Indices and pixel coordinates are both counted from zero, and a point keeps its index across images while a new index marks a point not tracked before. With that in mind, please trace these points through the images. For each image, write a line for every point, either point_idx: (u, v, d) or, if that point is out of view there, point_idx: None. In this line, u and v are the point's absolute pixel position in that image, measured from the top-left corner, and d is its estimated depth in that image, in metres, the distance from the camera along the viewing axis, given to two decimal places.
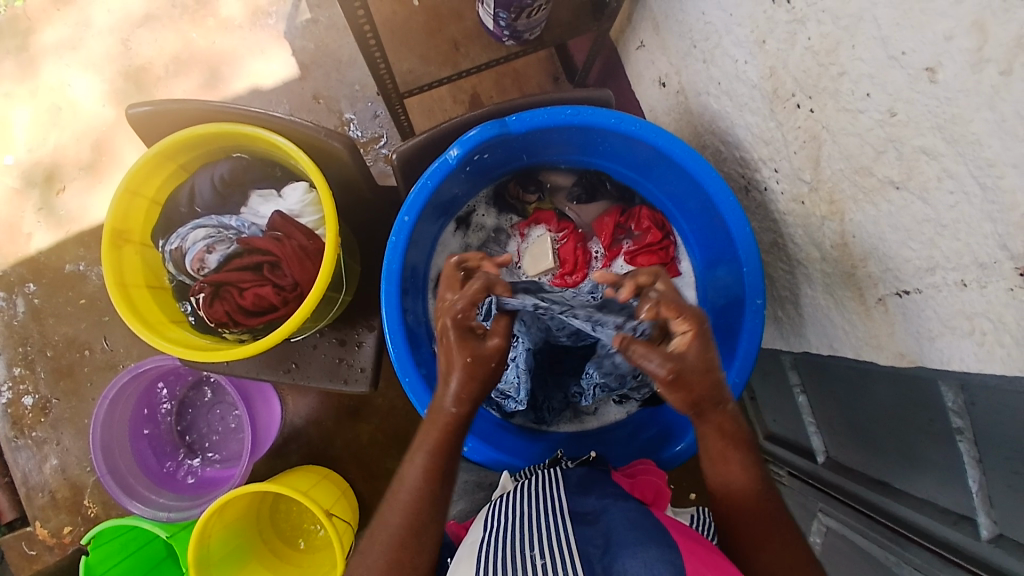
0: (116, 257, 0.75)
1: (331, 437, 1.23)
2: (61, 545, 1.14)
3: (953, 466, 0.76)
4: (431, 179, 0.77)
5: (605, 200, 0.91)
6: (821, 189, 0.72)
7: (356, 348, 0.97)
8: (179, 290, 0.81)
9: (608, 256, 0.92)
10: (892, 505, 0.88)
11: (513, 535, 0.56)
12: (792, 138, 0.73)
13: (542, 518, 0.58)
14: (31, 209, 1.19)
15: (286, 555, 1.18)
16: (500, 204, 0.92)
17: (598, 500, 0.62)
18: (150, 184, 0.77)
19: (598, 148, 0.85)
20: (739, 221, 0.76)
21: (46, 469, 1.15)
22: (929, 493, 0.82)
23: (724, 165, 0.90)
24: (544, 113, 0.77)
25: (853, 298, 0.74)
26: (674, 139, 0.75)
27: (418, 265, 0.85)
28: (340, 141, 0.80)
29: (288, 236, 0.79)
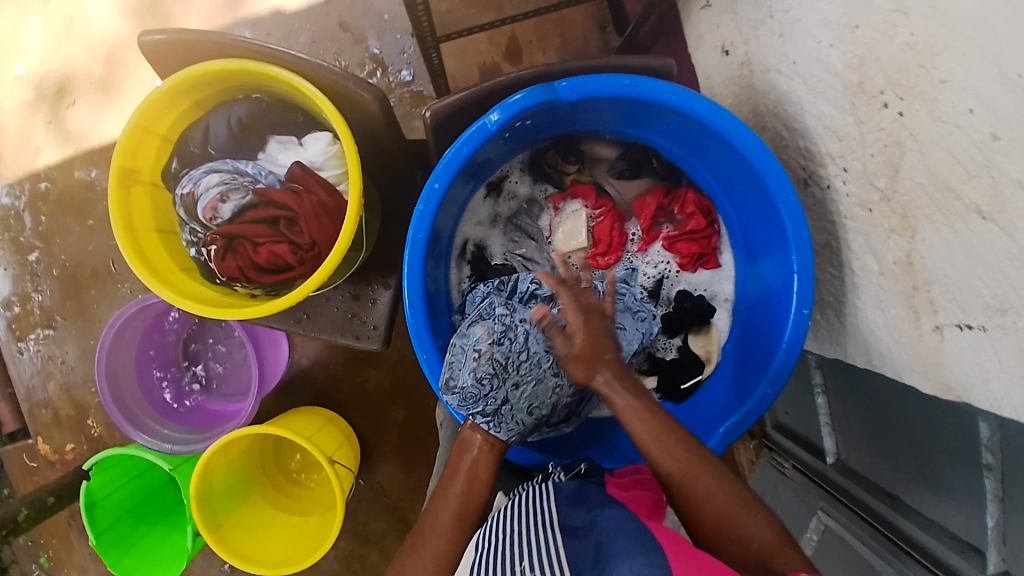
0: (124, 198, 0.70)
1: (337, 380, 1.22)
2: (62, 462, 1.16)
3: (974, 497, 0.74)
4: (467, 145, 0.71)
5: (649, 177, 0.85)
6: (894, 202, 0.65)
7: (370, 304, 0.93)
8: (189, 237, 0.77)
9: (645, 240, 0.86)
10: (898, 519, 0.86)
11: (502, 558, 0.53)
12: (872, 139, 0.65)
13: (538, 531, 0.56)
14: (40, 123, 1.15)
15: (287, 490, 1.19)
16: (536, 172, 0.85)
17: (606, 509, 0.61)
18: (162, 120, 0.72)
19: (648, 123, 0.78)
20: (797, 224, 0.70)
21: (50, 386, 1.16)
22: (940, 516, 0.80)
23: (784, 153, 0.82)
24: (596, 82, 0.71)
25: (906, 320, 0.69)
26: (739, 125, 0.68)
27: (444, 230, 0.79)
28: (369, 91, 0.73)
29: (308, 191, 0.73)
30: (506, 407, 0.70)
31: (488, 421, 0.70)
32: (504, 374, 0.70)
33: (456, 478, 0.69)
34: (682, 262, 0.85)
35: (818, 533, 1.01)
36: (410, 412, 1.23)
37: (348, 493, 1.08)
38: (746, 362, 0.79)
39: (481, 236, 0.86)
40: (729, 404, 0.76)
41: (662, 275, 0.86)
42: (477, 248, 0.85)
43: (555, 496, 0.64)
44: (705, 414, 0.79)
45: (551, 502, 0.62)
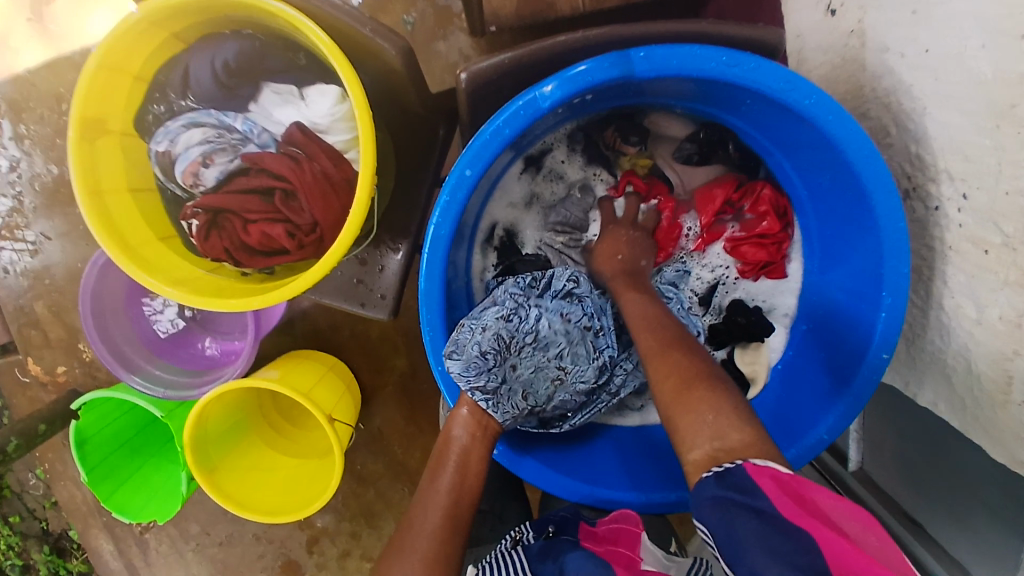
0: (90, 154, 0.58)
1: (338, 324, 1.15)
2: (54, 383, 1.11)
3: (1006, 557, 0.67)
4: (508, 124, 0.58)
5: (720, 164, 0.73)
6: (1019, 252, 0.54)
7: (378, 271, 0.83)
8: (171, 200, 0.66)
9: (705, 238, 0.75)
10: (914, 547, 0.78)
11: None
12: (1009, 175, 0.52)
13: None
14: (19, 17, 1.01)
15: (282, 430, 1.16)
16: (589, 150, 0.73)
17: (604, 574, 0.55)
18: (132, 58, 0.58)
19: (741, 108, 0.65)
20: (899, 258, 0.59)
21: (37, 305, 1.09)
22: (963, 556, 0.73)
23: (887, 151, 0.69)
24: (680, 58, 0.56)
25: (990, 381, 0.60)
26: (858, 125, 0.57)
27: (471, 213, 0.68)
28: (392, 42, 0.58)
29: (309, 158, 0.61)
30: (506, 386, 0.62)
31: (487, 400, 0.61)
32: (505, 352, 0.62)
33: (441, 473, 0.60)
34: (743, 269, 0.74)
35: None
36: (413, 362, 1.17)
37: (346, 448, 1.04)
38: (811, 379, 0.69)
39: (512, 219, 0.74)
40: (781, 434, 0.67)
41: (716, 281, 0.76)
42: (507, 233, 0.74)
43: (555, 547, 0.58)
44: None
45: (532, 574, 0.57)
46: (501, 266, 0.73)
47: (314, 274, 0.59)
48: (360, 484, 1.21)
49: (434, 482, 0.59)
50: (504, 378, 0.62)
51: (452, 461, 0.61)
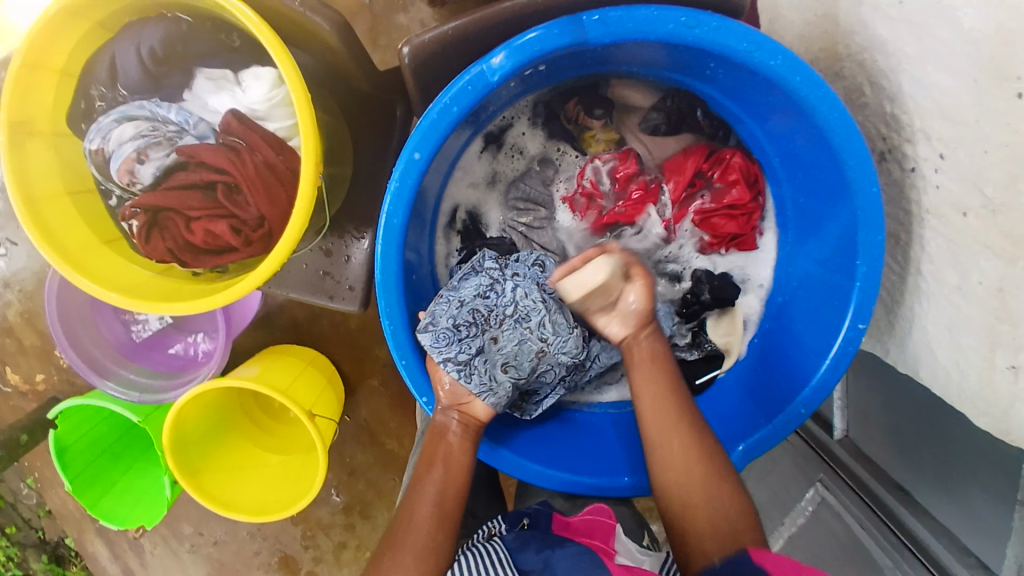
0: (19, 156, 0.54)
1: (315, 316, 1.12)
2: (34, 392, 1.10)
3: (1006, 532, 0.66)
4: (456, 101, 0.55)
5: (690, 134, 0.69)
6: (1000, 216, 0.50)
7: (344, 261, 0.80)
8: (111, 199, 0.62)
9: (676, 214, 0.71)
10: (907, 517, 0.79)
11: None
12: (992, 134, 0.48)
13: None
14: None
15: (266, 426, 1.15)
16: (552, 125, 0.69)
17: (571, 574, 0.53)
18: (57, 51, 0.54)
19: (705, 73, 0.61)
20: (872, 226, 0.56)
21: (9, 313, 1.07)
22: (954, 526, 0.74)
23: (860, 111, 0.65)
24: (635, 22, 0.53)
25: (978, 350, 0.57)
26: (822, 86, 0.53)
27: (430, 194, 0.65)
28: (326, 18, 0.55)
29: (250, 149, 0.57)
30: (480, 357, 0.59)
31: (459, 372, 0.59)
32: (483, 325, 0.60)
33: (432, 468, 0.59)
34: (713, 241, 0.71)
35: (813, 505, 0.98)
36: None
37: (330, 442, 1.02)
38: (787, 353, 0.67)
39: (476, 200, 0.71)
40: (750, 418, 0.66)
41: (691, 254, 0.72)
42: (470, 215, 0.70)
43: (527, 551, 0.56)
44: (718, 421, 0.69)
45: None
46: (464, 251, 0.70)
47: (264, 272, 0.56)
48: (351, 477, 1.20)
49: (421, 482, 0.58)
50: (478, 351, 0.59)
51: (440, 456, 0.59)
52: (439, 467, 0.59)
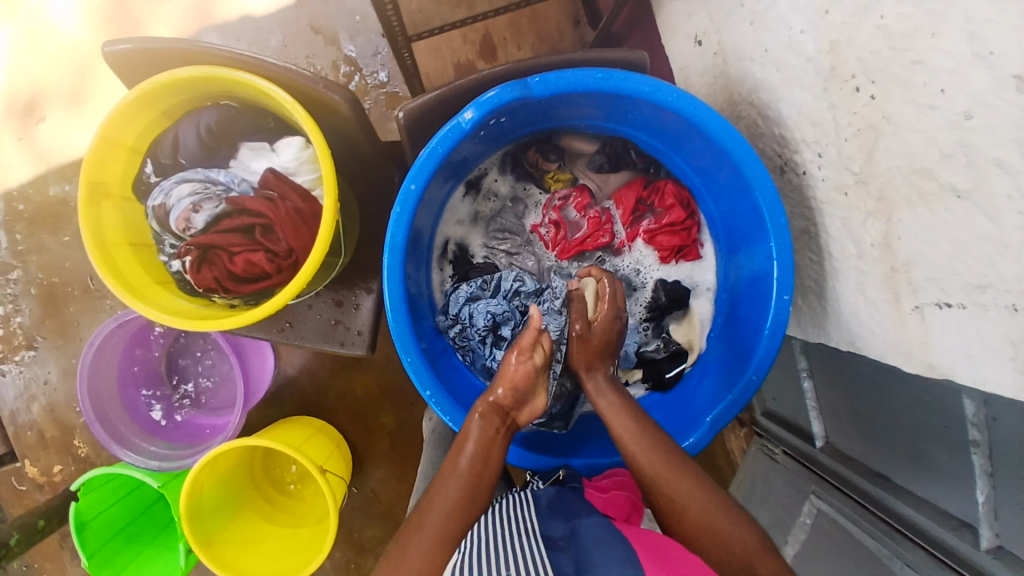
0: (94, 212, 0.69)
1: (324, 387, 1.21)
2: (51, 484, 1.16)
3: (965, 476, 0.74)
4: (441, 144, 0.71)
5: (628, 170, 0.87)
6: (870, 184, 0.65)
7: (354, 310, 0.90)
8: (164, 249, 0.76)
9: (628, 236, 0.87)
10: (891, 500, 0.86)
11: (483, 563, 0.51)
12: (845, 124, 0.65)
13: (515, 543, 0.55)
14: (11, 139, 1.16)
15: (277, 502, 1.18)
16: (517, 170, 0.86)
17: (574, 519, 0.61)
18: (127, 132, 0.70)
19: (625, 116, 0.79)
20: (775, 212, 0.72)
21: (34, 408, 1.16)
22: (929, 494, 0.81)
23: (760, 141, 0.83)
24: (568, 78, 0.70)
25: (887, 301, 0.69)
26: (712, 113, 0.69)
27: (424, 231, 0.80)
28: (340, 93, 0.72)
29: (282, 197, 0.73)
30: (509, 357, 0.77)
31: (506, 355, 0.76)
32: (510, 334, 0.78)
33: (464, 450, 0.65)
34: (663, 254, 0.86)
35: (811, 517, 1.02)
36: (401, 416, 1.22)
37: (341, 501, 1.08)
38: (733, 346, 0.79)
39: (462, 235, 0.87)
40: (715, 396, 0.77)
41: (647, 266, 0.87)
42: (458, 247, 0.86)
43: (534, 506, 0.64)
44: (692, 405, 0.80)
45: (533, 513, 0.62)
46: (455, 279, 0.84)
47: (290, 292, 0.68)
48: (360, 551, 1.22)
49: (454, 462, 0.65)
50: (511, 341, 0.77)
51: (474, 440, 0.66)
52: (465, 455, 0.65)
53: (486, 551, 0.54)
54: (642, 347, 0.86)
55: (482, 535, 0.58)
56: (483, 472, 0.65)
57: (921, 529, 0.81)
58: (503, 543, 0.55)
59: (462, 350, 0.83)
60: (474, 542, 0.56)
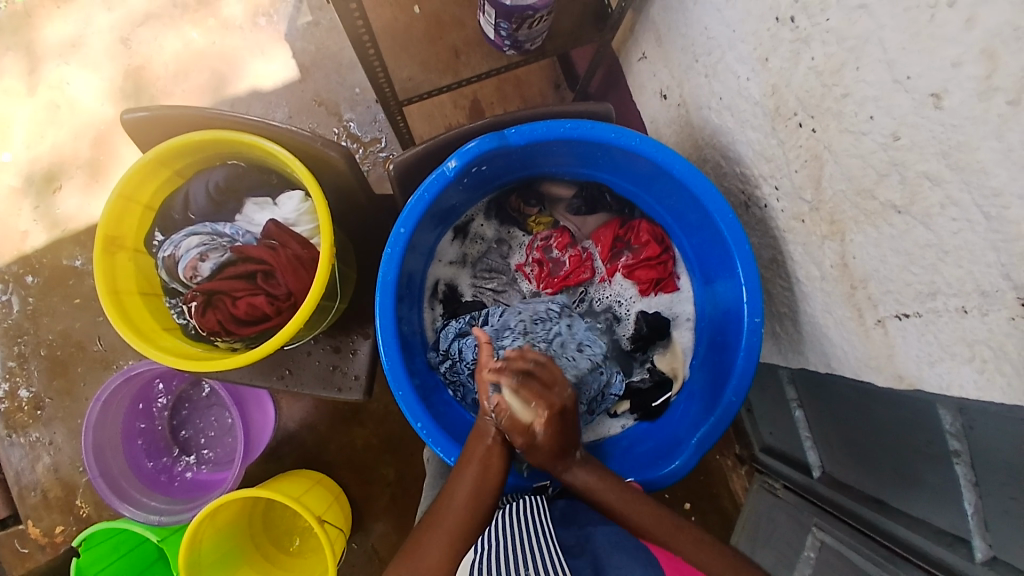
0: (108, 261, 0.76)
1: (325, 440, 1.23)
2: (53, 544, 1.19)
3: (950, 487, 0.71)
4: (428, 190, 0.77)
5: (605, 212, 0.95)
6: (822, 210, 0.71)
7: (351, 355, 0.93)
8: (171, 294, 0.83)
9: (608, 271, 0.96)
10: (888, 523, 0.83)
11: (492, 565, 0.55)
12: (794, 156, 0.72)
13: (527, 544, 0.59)
14: (29, 207, 1.23)
15: (277, 559, 1.17)
16: (501, 215, 0.96)
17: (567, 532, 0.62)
18: (143, 190, 0.79)
19: (596, 161, 0.86)
20: (738, 238, 0.77)
21: (38, 468, 1.19)
22: (924, 512, 0.78)
23: (725, 180, 0.90)
24: (542, 127, 0.77)
25: (852, 318, 0.73)
26: (673, 154, 0.76)
27: (415, 274, 0.88)
28: (336, 150, 0.79)
29: (283, 245, 0.81)
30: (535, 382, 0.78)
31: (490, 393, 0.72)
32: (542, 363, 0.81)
33: (470, 463, 0.70)
34: (643, 287, 0.95)
35: (815, 550, 0.97)
36: (400, 467, 1.23)
37: (340, 552, 1.07)
38: (712, 370, 0.86)
39: (451, 275, 0.96)
40: (704, 416, 0.82)
41: (627, 299, 0.96)
42: (447, 287, 0.95)
43: (547, 508, 0.67)
44: (679, 427, 0.86)
45: (548, 521, 0.65)
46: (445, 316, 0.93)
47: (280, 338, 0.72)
48: None
49: (462, 472, 0.69)
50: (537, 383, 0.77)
51: (477, 455, 0.71)
52: (468, 471, 0.69)
53: (490, 560, 0.56)
54: (630, 377, 0.93)
55: (485, 547, 0.60)
56: (489, 480, 0.69)
57: (919, 549, 0.77)
58: (501, 554, 0.57)
59: (454, 386, 0.90)
60: (487, 544, 0.60)
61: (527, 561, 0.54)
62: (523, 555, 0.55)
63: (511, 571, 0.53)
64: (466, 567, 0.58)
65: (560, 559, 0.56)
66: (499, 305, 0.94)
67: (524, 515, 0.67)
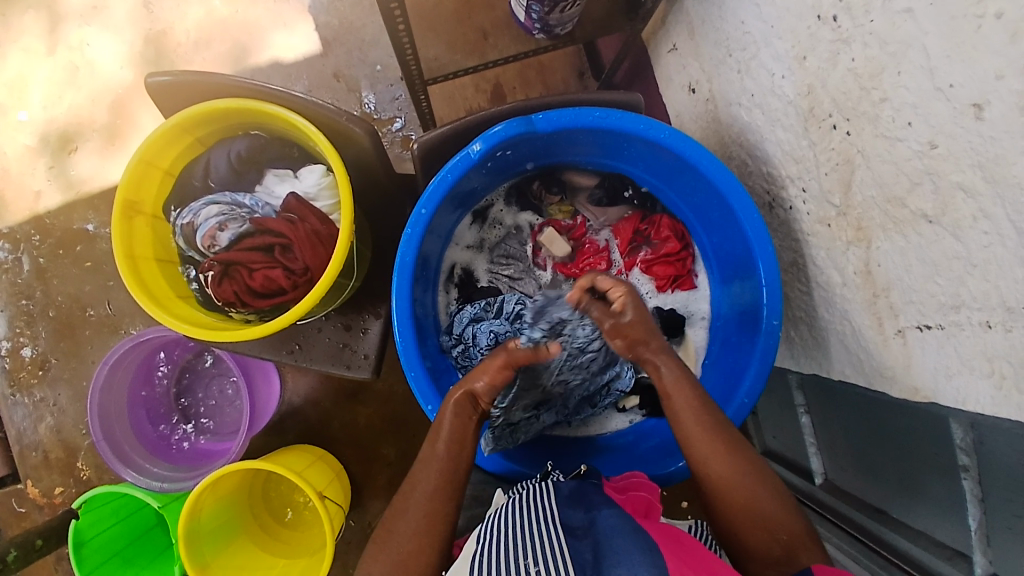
0: (126, 226, 0.75)
1: (328, 417, 1.23)
2: (51, 505, 1.19)
3: (954, 501, 0.70)
4: (451, 172, 0.76)
5: (626, 206, 0.95)
6: (849, 215, 0.71)
7: (361, 334, 0.93)
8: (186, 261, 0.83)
9: (626, 264, 0.96)
10: (888, 533, 0.82)
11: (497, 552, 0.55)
12: (824, 159, 0.71)
13: (535, 527, 0.59)
14: (43, 167, 1.23)
15: (274, 531, 1.18)
16: (521, 202, 0.96)
17: (575, 519, 0.62)
18: (163, 156, 0.78)
19: (621, 153, 0.86)
20: (761, 238, 0.76)
21: (41, 428, 1.19)
22: (925, 524, 0.76)
23: (750, 179, 0.89)
24: (569, 115, 0.76)
25: (871, 326, 0.73)
26: (701, 149, 0.75)
27: (432, 256, 0.87)
28: (362, 126, 0.78)
29: (302, 219, 0.80)
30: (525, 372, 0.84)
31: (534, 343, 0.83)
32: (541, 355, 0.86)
33: (439, 429, 0.71)
34: (660, 283, 0.94)
35: None
36: (402, 448, 1.23)
37: (338, 529, 1.08)
38: (724, 370, 0.86)
39: (467, 259, 0.96)
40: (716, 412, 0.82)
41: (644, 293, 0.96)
42: (464, 271, 0.95)
43: (555, 494, 0.67)
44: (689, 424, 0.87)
45: (556, 502, 0.65)
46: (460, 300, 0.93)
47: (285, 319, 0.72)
48: None
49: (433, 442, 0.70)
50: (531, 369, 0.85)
51: (448, 423, 0.71)
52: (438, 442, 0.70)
53: (497, 546, 0.56)
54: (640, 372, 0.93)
55: (492, 532, 0.60)
56: (460, 456, 0.70)
57: (919, 563, 0.75)
58: (506, 538, 0.57)
59: (464, 371, 0.90)
60: (493, 531, 0.60)
61: (534, 548, 0.54)
62: (534, 540, 0.55)
63: (515, 560, 0.53)
64: (471, 552, 0.59)
65: (565, 542, 0.55)
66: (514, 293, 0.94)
67: (531, 495, 0.67)
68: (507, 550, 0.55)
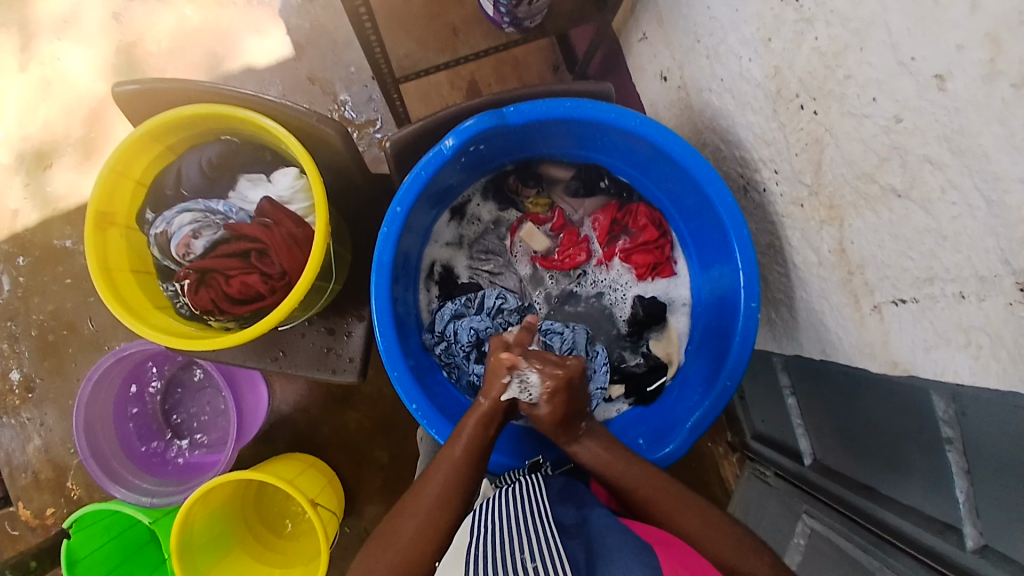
0: (99, 238, 0.75)
1: (317, 423, 1.22)
2: (43, 526, 1.18)
3: (940, 475, 0.70)
4: (425, 169, 0.76)
5: (603, 196, 0.95)
6: (821, 195, 0.71)
7: (345, 337, 0.93)
8: (164, 272, 0.82)
9: (605, 255, 0.96)
10: (877, 509, 0.83)
11: (481, 544, 0.54)
12: (794, 140, 0.71)
13: (522, 518, 0.59)
14: (19, 184, 1.21)
15: (270, 542, 1.17)
16: (499, 196, 0.96)
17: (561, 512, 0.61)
18: (134, 166, 0.77)
19: (595, 143, 0.86)
20: (737, 223, 0.76)
21: (29, 449, 1.18)
22: (913, 500, 0.76)
23: (724, 164, 0.90)
24: (540, 107, 0.76)
25: (848, 304, 0.73)
26: (673, 135, 0.75)
27: (411, 255, 0.87)
28: (333, 127, 0.78)
29: (277, 224, 0.80)
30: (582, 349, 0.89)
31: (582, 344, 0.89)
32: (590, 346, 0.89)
33: (457, 441, 0.71)
34: (639, 272, 0.94)
35: (804, 537, 0.98)
36: (393, 450, 1.23)
37: (333, 535, 1.07)
38: (704, 357, 0.86)
39: (447, 256, 0.96)
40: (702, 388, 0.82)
41: (623, 284, 0.96)
42: (444, 268, 0.95)
43: (542, 487, 0.67)
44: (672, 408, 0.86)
45: (546, 495, 0.65)
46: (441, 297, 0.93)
47: (256, 331, 0.71)
48: None
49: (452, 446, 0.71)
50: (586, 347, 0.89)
51: (466, 435, 0.71)
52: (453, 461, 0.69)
53: (483, 540, 0.56)
54: (624, 363, 0.93)
55: (479, 527, 0.59)
56: (475, 466, 0.70)
57: (911, 540, 0.76)
58: (491, 532, 0.57)
59: (448, 368, 0.91)
60: (480, 526, 0.59)
61: (520, 540, 0.54)
62: (521, 534, 0.55)
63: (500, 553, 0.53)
64: (459, 551, 0.58)
65: (552, 534, 0.55)
66: (494, 288, 0.95)
67: (518, 488, 0.67)
68: (493, 541, 0.54)
